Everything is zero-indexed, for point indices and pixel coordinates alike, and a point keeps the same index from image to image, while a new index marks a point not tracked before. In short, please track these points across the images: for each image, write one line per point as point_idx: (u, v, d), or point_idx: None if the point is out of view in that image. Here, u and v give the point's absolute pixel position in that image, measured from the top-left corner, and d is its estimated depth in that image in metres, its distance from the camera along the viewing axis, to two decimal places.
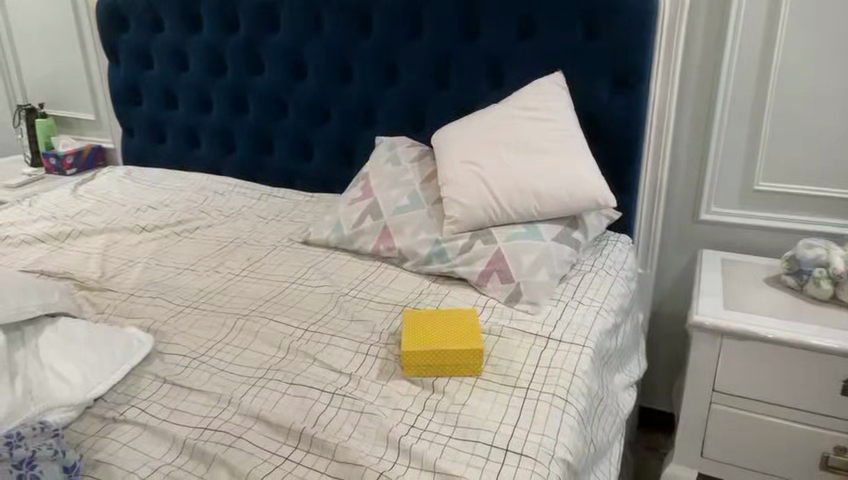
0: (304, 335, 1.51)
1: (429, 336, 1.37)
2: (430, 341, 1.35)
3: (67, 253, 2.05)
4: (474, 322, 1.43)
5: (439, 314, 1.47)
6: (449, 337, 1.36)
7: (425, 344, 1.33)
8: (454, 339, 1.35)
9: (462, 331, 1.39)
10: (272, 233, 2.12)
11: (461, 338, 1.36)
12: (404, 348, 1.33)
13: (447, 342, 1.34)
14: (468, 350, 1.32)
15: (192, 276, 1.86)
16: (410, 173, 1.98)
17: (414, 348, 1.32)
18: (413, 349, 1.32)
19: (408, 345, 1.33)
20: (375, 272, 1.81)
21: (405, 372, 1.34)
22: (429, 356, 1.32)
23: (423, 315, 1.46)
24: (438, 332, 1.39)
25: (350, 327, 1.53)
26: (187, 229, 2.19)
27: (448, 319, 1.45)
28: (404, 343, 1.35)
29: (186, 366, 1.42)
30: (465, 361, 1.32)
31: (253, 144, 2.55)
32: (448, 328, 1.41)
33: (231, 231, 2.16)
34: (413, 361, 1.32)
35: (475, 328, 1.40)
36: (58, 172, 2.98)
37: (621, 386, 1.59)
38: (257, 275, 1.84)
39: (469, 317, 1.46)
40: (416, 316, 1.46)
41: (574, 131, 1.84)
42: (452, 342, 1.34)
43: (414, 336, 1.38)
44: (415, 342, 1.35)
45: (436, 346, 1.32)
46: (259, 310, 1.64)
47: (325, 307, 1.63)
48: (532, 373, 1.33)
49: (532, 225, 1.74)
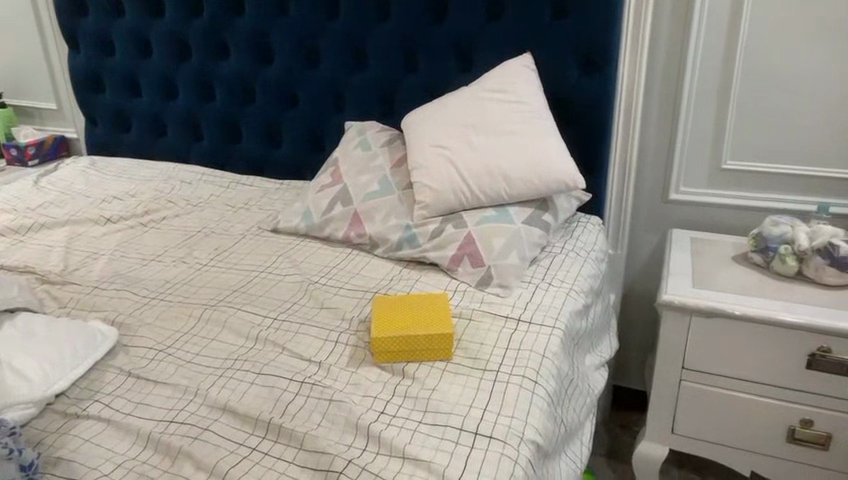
0: (273, 324, 1.49)
1: (399, 322, 1.36)
2: (400, 327, 1.34)
3: (28, 247, 2.00)
4: (445, 307, 1.42)
5: (409, 300, 1.46)
6: (419, 322, 1.35)
7: (394, 330, 1.32)
8: (424, 324, 1.34)
9: (432, 316, 1.38)
10: (241, 222, 2.08)
11: (432, 322, 1.35)
12: (373, 335, 1.31)
13: (417, 327, 1.33)
14: (437, 335, 1.31)
15: (158, 267, 1.82)
16: (379, 158, 1.96)
17: (384, 334, 1.31)
18: (382, 336, 1.31)
19: (377, 332, 1.32)
20: (345, 259, 1.79)
21: (375, 359, 1.33)
22: (399, 342, 1.31)
23: (393, 300, 1.45)
24: (408, 318, 1.38)
25: (320, 316, 1.51)
26: (153, 219, 2.14)
27: (419, 305, 1.44)
28: (373, 330, 1.33)
29: (151, 359, 1.39)
30: (435, 346, 1.31)
31: (220, 132, 2.51)
32: (418, 314, 1.40)
33: (199, 221, 2.12)
34: (382, 348, 1.31)
35: (445, 313, 1.39)
36: (20, 162, 2.91)
37: (592, 367, 1.60)
38: (225, 264, 1.81)
39: (440, 302, 1.45)
40: (385, 303, 1.45)
41: (542, 112, 1.83)
42: (422, 327, 1.33)
43: (384, 322, 1.37)
44: (385, 328, 1.33)
45: (405, 332, 1.31)
46: (227, 300, 1.61)
47: (295, 295, 1.61)
48: (502, 356, 1.33)
49: (502, 208, 1.74)
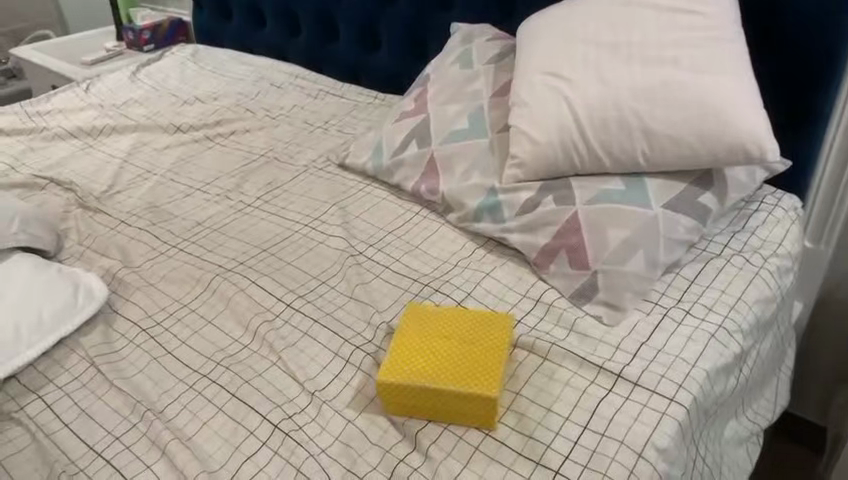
0: (281, 314, 1.13)
1: (425, 356, 0.92)
2: (423, 369, 0.90)
3: (90, 155, 1.81)
4: (505, 339, 0.94)
5: (455, 315, 0.99)
6: (455, 365, 0.90)
7: (412, 375, 0.89)
8: (459, 372, 0.89)
9: (479, 354, 0.92)
10: (311, 147, 1.71)
11: (473, 370, 0.89)
12: (381, 377, 0.89)
13: (448, 377, 0.88)
14: (475, 400, 0.86)
15: (199, 200, 1.53)
16: (478, 82, 1.43)
17: (395, 380, 0.88)
18: (391, 381, 0.88)
19: (386, 372, 0.90)
20: (409, 224, 1.35)
21: (385, 406, 0.92)
22: (416, 394, 0.88)
23: (430, 314, 1.00)
24: (441, 349, 0.93)
25: (343, 311, 1.12)
26: (221, 133, 1.84)
27: (468, 326, 0.97)
28: (383, 366, 0.91)
29: (130, 341, 1.11)
30: (469, 409, 0.87)
31: (317, 27, 2.09)
32: (460, 344, 0.94)
33: (268, 141, 1.77)
34: (394, 397, 0.90)
35: (501, 353, 0.92)
36: (135, 47, 2.74)
37: (733, 445, 1.05)
38: (270, 208, 1.46)
39: (500, 328, 0.97)
40: (419, 315, 1.00)
41: (729, 31, 1.17)
42: (455, 379, 0.88)
43: (405, 352, 0.93)
44: (400, 368, 0.90)
45: (427, 383, 0.87)
46: (247, 264, 1.27)
47: (327, 272, 1.22)
48: (571, 446, 0.85)
49: (634, 179, 1.16)
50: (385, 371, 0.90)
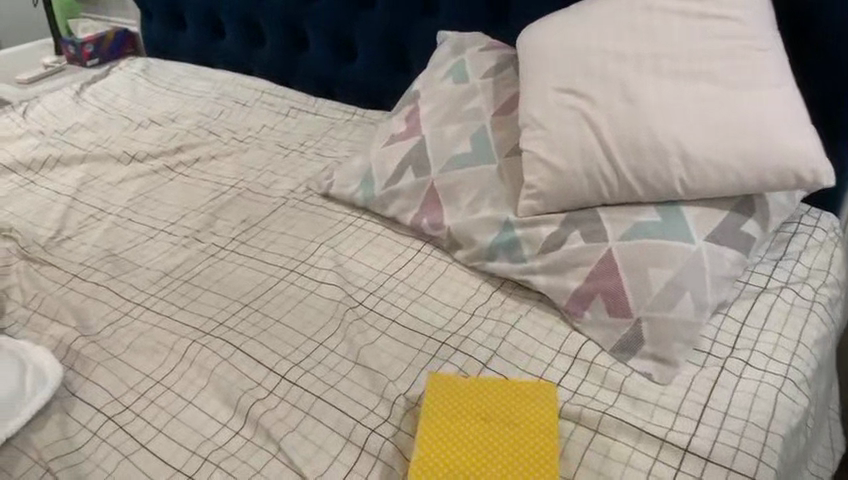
0: (276, 389, 0.96)
1: (461, 445, 0.77)
2: (462, 465, 0.74)
3: (33, 194, 1.58)
4: (553, 418, 0.80)
5: (488, 388, 0.84)
6: (500, 458, 0.75)
7: (450, 476, 0.73)
8: (507, 467, 0.74)
9: (527, 441, 0.77)
10: (288, 174, 1.53)
11: (524, 464, 0.74)
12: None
13: (494, 475, 0.73)
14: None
15: (165, 243, 1.34)
16: (477, 99, 1.28)
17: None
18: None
19: (418, 473, 0.74)
20: (411, 264, 1.19)
21: None
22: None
23: (458, 388, 0.84)
24: (479, 435, 0.78)
25: (349, 381, 0.95)
26: (183, 161, 1.64)
27: (506, 402, 0.82)
28: (412, 464, 0.75)
29: (94, 433, 0.92)
30: None
31: (282, 37, 1.91)
32: (501, 428, 0.78)
33: (237, 168, 1.59)
34: None
35: (552, 437, 0.77)
36: (77, 62, 2.50)
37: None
38: (248, 250, 1.28)
39: (544, 402, 0.82)
40: (444, 389, 0.84)
41: (765, 38, 1.05)
42: (503, 478, 0.73)
43: (436, 441, 0.77)
44: (433, 465, 0.75)
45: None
46: (228, 324, 1.09)
47: (323, 329, 1.05)
48: None
49: (670, 208, 1.02)
50: (416, 472, 0.74)
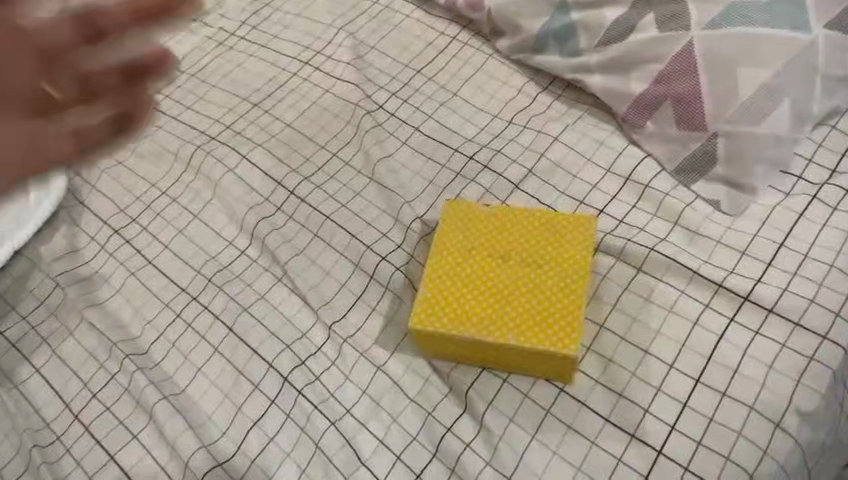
0: (284, 207, 0.86)
1: (474, 287, 0.66)
2: (472, 310, 0.65)
3: None
4: (587, 259, 0.67)
5: (512, 221, 0.71)
6: (517, 304, 0.65)
7: (457, 322, 0.64)
8: (525, 315, 0.64)
9: (552, 286, 0.65)
10: None
11: (545, 312, 0.64)
12: (414, 324, 0.65)
13: (508, 323, 0.63)
14: (549, 358, 0.62)
15: (170, 27, 1.17)
16: None
17: (435, 330, 0.64)
18: (428, 330, 0.64)
19: (420, 317, 0.65)
20: (444, 56, 0.99)
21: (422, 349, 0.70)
22: (462, 345, 0.65)
23: (476, 218, 0.72)
24: (496, 277, 0.67)
25: (362, 201, 0.84)
26: None
27: (532, 240, 0.69)
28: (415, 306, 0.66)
29: (101, 246, 0.88)
30: (538, 364, 0.64)
31: None
32: (522, 269, 0.67)
33: None
34: (434, 345, 0.67)
35: (582, 282, 0.65)
36: None
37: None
38: (259, 37, 1.10)
39: (578, 241, 0.68)
40: (460, 220, 0.72)
41: None
42: (519, 327, 0.63)
43: (444, 281, 0.67)
44: (439, 308, 0.65)
45: (480, 336, 0.63)
46: (235, 128, 0.97)
47: (338, 138, 0.92)
48: (679, 410, 0.63)
49: None
50: (418, 314, 0.65)
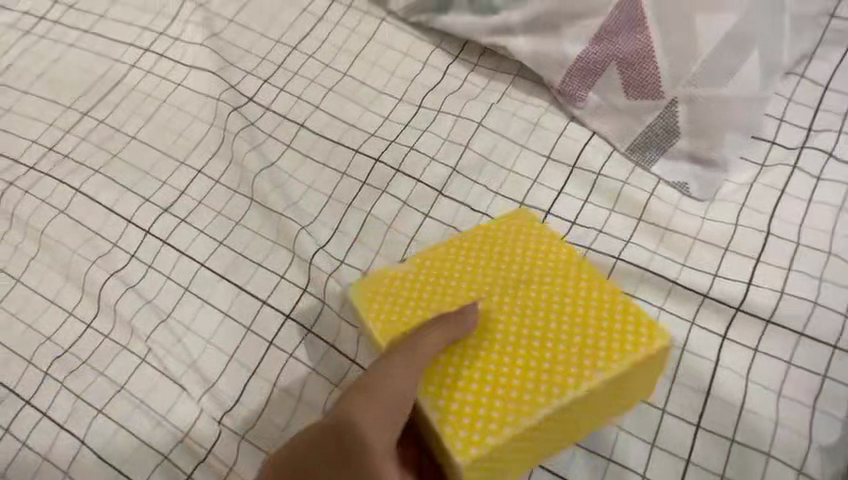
0: (140, 253, 0.65)
1: (470, 347, 0.47)
2: (513, 384, 0.45)
3: None
4: (558, 243, 0.53)
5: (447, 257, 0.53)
6: (545, 344, 0.47)
7: (514, 412, 0.44)
8: (570, 337, 0.47)
9: (560, 291, 0.49)
10: None
11: (586, 327, 0.47)
12: (468, 454, 0.42)
13: (570, 358, 0.46)
14: (644, 365, 0.46)
15: None
16: None
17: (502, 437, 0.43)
18: (491, 445, 0.43)
19: (462, 443, 0.43)
20: (325, 25, 0.78)
21: None
22: (536, 433, 0.44)
23: (409, 289, 0.51)
24: (489, 329, 0.48)
25: (245, 231, 0.65)
26: None
27: (487, 261, 0.52)
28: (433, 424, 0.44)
29: None
30: (626, 386, 0.47)
31: None
32: (513, 300, 0.49)
33: None
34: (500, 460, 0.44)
35: (578, 264, 0.51)
36: None
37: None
38: (79, 21, 0.84)
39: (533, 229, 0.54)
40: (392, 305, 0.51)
41: None
42: (581, 350, 0.46)
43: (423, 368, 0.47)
44: (458, 400, 0.45)
45: (555, 404, 0.44)
46: (60, 150, 0.72)
47: (200, 148, 0.71)
48: (682, 469, 0.50)
49: None
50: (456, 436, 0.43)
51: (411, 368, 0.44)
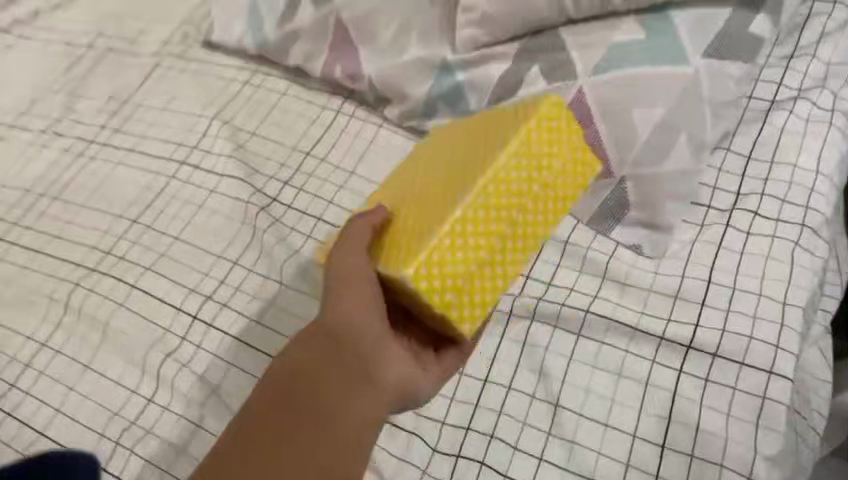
0: (190, 336, 0.77)
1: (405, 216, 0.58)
2: (440, 207, 0.55)
3: None
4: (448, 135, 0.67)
5: (389, 190, 0.67)
6: (453, 175, 0.58)
7: (438, 216, 0.54)
8: (471, 163, 0.58)
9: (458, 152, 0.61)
10: (158, 20, 1.17)
11: (482, 151, 0.58)
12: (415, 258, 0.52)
13: (475, 170, 0.56)
14: (541, 128, 0.57)
15: (17, 145, 1.03)
16: None
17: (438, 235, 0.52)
18: (430, 245, 0.52)
19: (405, 259, 0.53)
20: (332, 132, 0.93)
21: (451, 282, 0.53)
22: (472, 225, 0.54)
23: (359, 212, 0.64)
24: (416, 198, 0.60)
25: (277, 311, 0.78)
26: (18, 18, 1.22)
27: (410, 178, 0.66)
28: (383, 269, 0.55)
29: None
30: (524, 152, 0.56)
31: None
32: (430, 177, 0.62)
33: (91, 19, 1.20)
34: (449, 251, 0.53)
35: (465, 132, 0.64)
36: None
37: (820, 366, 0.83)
38: (124, 142, 1.00)
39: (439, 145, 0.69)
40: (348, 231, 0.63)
41: None
42: (481, 161, 0.56)
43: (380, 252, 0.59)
44: (401, 247, 0.55)
45: (472, 189, 0.54)
46: (116, 253, 0.86)
47: (235, 243, 0.84)
48: None
49: (660, 14, 0.76)
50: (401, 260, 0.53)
51: (353, 260, 0.57)
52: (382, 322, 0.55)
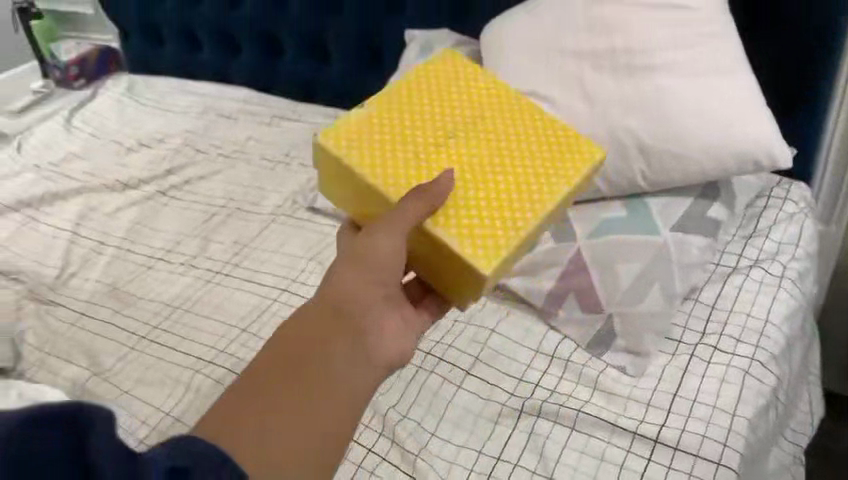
0: None
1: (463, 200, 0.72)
2: (506, 215, 0.72)
3: (36, 230, 1.59)
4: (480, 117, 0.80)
5: (436, 138, 0.77)
6: (518, 186, 0.74)
7: (518, 228, 0.71)
8: (521, 173, 0.75)
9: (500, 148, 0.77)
10: (275, 190, 1.56)
11: (531, 169, 0.76)
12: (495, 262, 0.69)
13: (528, 186, 0.74)
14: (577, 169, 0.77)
15: (162, 273, 1.38)
16: None
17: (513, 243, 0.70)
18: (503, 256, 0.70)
19: (494, 256, 0.69)
20: None
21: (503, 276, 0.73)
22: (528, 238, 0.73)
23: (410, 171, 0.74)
24: (471, 180, 0.74)
25: None
26: (174, 184, 1.66)
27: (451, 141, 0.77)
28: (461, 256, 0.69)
29: None
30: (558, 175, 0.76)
31: (258, 45, 1.90)
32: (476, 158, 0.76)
33: (227, 187, 1.61)
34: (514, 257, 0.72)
35: (499, 124, 0.79)
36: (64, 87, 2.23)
37: None
38: (241, 273, 1.33)
39: (489, 115, 0.80)
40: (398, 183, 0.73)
41: (725, 30, 1.06)
42: (532, 179, 0.75)
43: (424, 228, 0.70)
44: (470, 235, 0.71)
45: (537, 212, 0.73)
46: (228, 351, 1.15)
47: None
48: None
49: (639, 201, 1.06)
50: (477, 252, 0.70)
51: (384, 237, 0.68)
52: (376, 300, 0.66)
